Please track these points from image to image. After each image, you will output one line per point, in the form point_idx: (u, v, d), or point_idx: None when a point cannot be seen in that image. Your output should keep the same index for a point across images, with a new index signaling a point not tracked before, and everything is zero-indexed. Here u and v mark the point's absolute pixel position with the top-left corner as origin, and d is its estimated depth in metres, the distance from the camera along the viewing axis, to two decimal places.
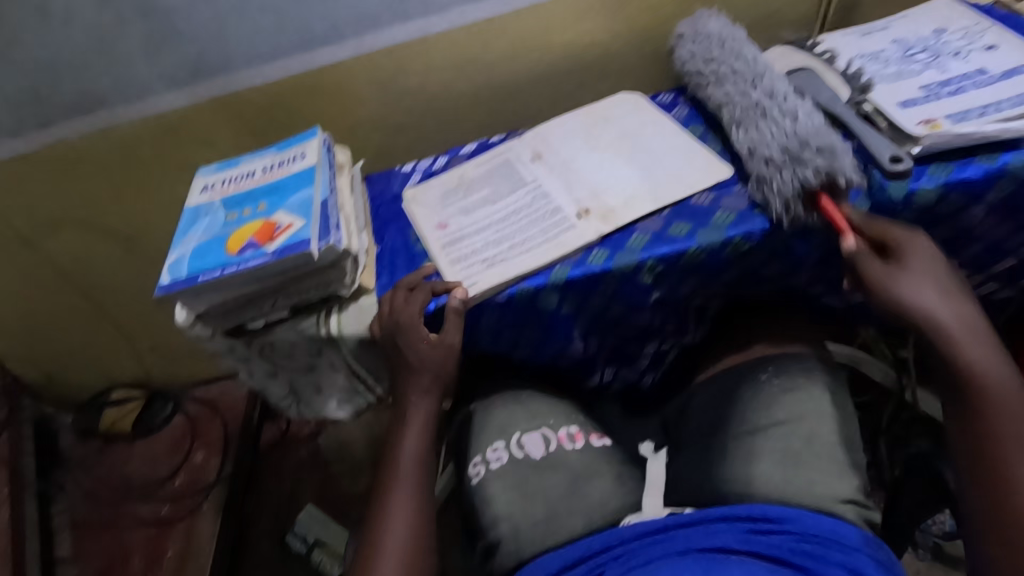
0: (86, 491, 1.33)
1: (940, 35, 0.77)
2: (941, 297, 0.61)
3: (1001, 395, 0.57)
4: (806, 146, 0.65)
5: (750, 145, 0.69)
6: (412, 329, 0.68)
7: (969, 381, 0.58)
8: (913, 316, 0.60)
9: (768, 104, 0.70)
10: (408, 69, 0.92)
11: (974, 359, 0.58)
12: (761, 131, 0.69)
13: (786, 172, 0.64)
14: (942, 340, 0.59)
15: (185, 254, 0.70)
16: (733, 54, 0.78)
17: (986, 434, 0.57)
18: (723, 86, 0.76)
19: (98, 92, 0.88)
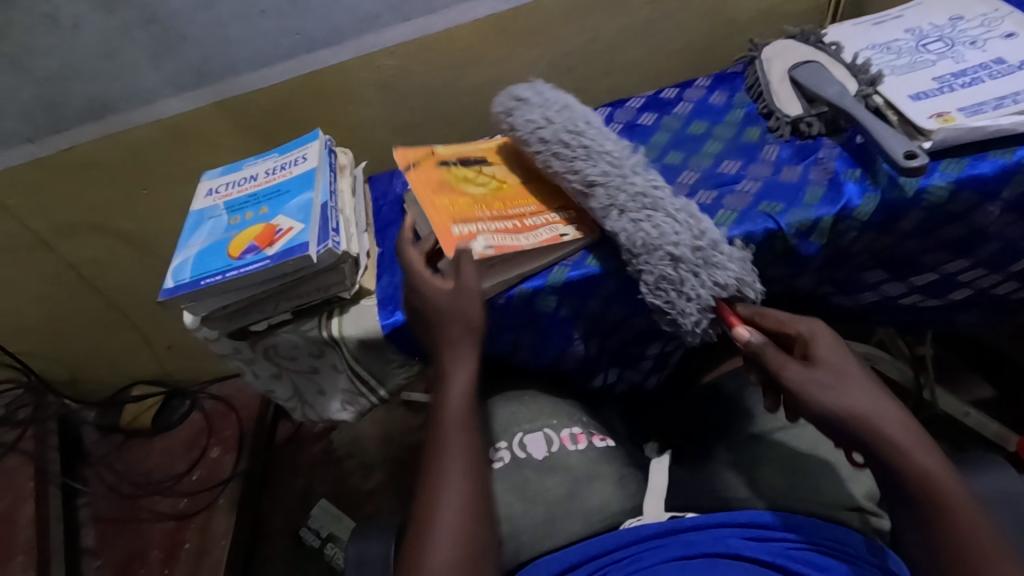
0: (108, 486, 1.37)
1: (956, 23, 0.74)
2: (851, 390, 0.55)
3: (922, 454, 0.52)
4: (715, 248, 0.62)
5: (645, 241, 0.62)
6: (426, 281, 0.65)
7: (894, 451, 0.53)
8: (831, 401, 0.55)
9: (661, 199, 0.65)
10: (410, 69, 0.92)
11: (906, 457, 0.52)
12: (656, 226, 0.63)
13: (703, 276, 0.61)
14: (864, 414, 0.54)
15: (188, 259, 0.70)
16: (593, 133, 0.69)
17: (937, 511, 0.51)
18: (593, 165, 0.66)
19: (108, 98, 0.90)
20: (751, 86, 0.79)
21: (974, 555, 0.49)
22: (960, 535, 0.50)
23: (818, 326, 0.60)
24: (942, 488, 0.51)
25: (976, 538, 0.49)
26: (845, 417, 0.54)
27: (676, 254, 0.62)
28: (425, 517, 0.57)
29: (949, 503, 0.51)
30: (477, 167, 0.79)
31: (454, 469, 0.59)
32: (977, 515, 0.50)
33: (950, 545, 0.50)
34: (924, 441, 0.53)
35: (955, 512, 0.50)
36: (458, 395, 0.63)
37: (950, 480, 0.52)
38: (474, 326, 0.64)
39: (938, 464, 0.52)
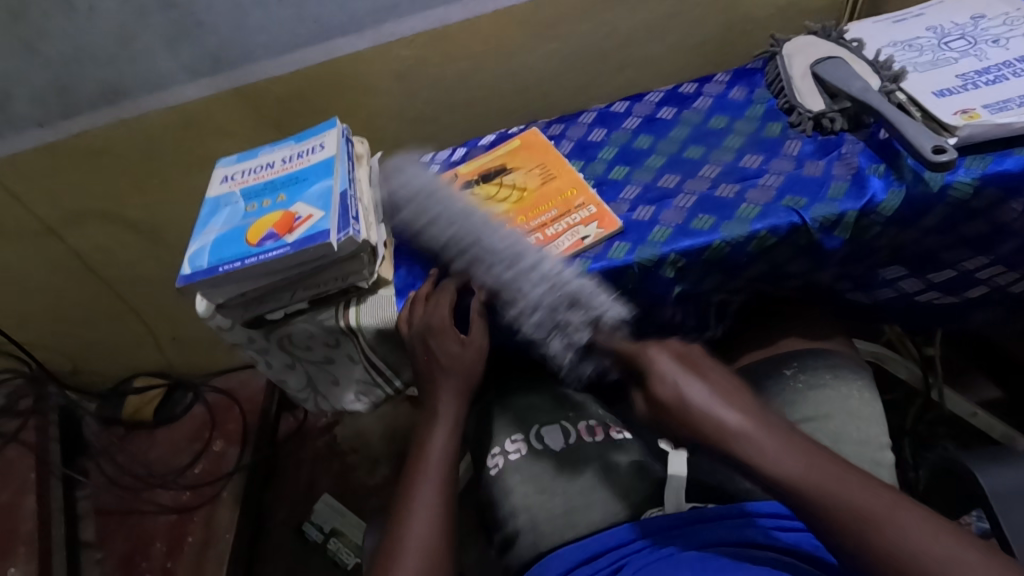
0: (109, 478, 1.35)
1: (978, 21, 0.74)
2: (718, 405, 0.52)
3: (772, 443, 0.50)
4: (557, 309, 0.65)
5: (509, 322, 0.67)
6: (443, 333, 0.68)
7: (744, 452, 0.50)
8: (679, 419, 0.53)
9: (503, 275, 0.67)
10: (427, 60, 0.92)
11: (780, 470, 0.49)
12: (509, 306, 0.67)
13: (557, 342, 0.66)
14: (711, 416, 0.52)
15: (205, 245, 0.69)
16: (427, 213, 0.74)
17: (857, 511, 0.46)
18: (450, 247, 0.72)
19: (121, 84, 0.89)
20: (772, 81, 0.79)
21: (868, 517, 0.45)
22: (843, 504, 0.46)
23: (660, 344, 0.59)
24: (805, 470, 0.48)
25: (861, 500, 0.46)
26: (694, 434, 0.53)
27: (529, 332, 0.66)
28: (393, 547, 0.59)
29: (818, 478, 0.48)
30: (497, 180, 0.79)
31: (426, 503, 0.62)
32: (894, 504, 0.46)
33: (842, 521, 0.46)
34: (776, 426, 0.51)
35: (828, 487, 0.47)
36: (444, 435, 0.67)
37: (848, 480, 0.47)
38: (471, 380, 0.70)
39: (818, 463, 0.49)
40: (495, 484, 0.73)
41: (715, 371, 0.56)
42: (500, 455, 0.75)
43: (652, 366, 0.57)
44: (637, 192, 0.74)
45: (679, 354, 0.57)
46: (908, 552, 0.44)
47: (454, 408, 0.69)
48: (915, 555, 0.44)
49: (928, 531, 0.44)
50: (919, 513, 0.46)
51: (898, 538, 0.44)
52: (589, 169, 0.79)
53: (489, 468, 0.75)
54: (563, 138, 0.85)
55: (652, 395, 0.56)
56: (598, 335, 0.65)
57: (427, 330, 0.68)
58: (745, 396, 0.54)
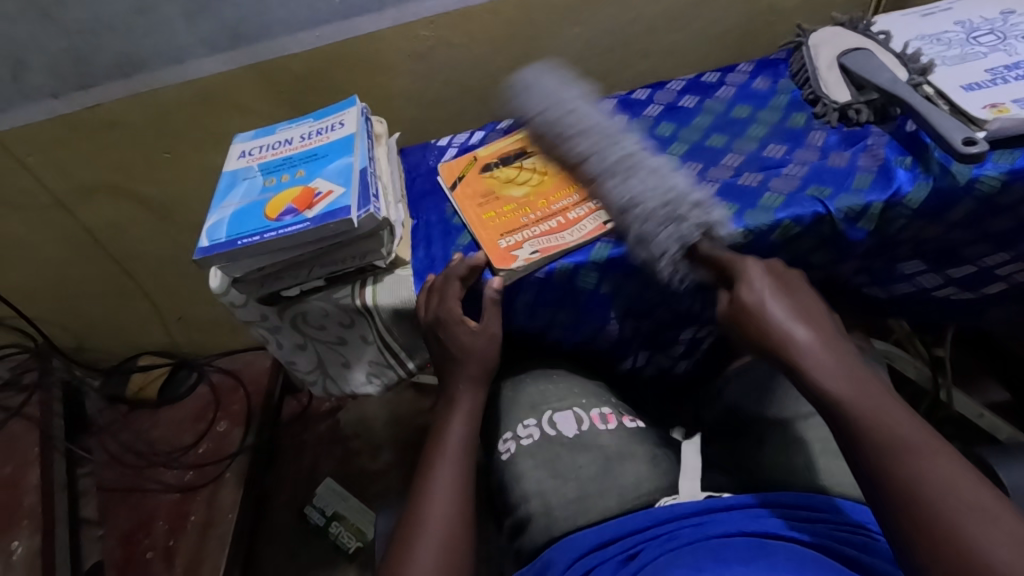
0: (111, 456, 1.35)
1: (1007, 17, 0.74)
2: (799, 320, 0.56)
3: (835, 367, 0.53)
4: (682, 203, 0.62)
5: (625, 201, 0.64)
6: (452, 322, 0.68)
7: (810, 365, 0.54)
8: (749, 326, 0.58)
9: (621, 186, 0.64)
10: (448, 41, 0.91)
11: (833, 385, 0.52)
12: (637, 183, 0.64)
13: (666, 231, 0.61)
14: (786, 328, 0.56)
15: (223, 218, 0.68)
16: (570, 116, 0.70)
17: (890, 446, 0.47)
18: (579, 142, 0.69)
19: (139, 55, 0.88)
20: (797, 72, 0.79)
21: (912, 446, 0.47)
22: (886, 429, 0.48)
23: (759, 259, 0.61)
24: (856, 394, 0.51)
25: (908, 429, 0.48)
26: (764, 339, 0.56)
27: (642, 213, 0.62)
28: (412, 520, 0.60)
29: (874, 404, 0.50)
30: (517, 164, 0.79)
31: (443, 482, 0.63)
32: (942, 458, 0.46)
33: (877, 444, 0.48)
34: (847, 354, 0.54)
35: (877, 410, 0.50)
36: (462, 418, 0.69)
37: (904, 424, 0.49)
38: (489, 366, 0.71)
39: (884, 403, 0.50)
40: (506, 469, 0.73)
41: (802, 295, 0.59)
42: (512, 440, 0.74)
43: (739, 275, 0.59)
44: None
45: (772, 268, 0.60)
46: (926, 485, 0.45)
47: (472, 394, 0.70)
48: (938, 499, 0.44)
49: (955, 471, 0.46)
50: (956, 459, 0.46)
51: (923, 469, 0.46)
52: None
53: (500, 453, 0.75)
54: None
55: (732, 301, 0.59)
56: (706, 241, 0.62)
57: (439, 320, 0.68)
58: (823, 320, 0.57)
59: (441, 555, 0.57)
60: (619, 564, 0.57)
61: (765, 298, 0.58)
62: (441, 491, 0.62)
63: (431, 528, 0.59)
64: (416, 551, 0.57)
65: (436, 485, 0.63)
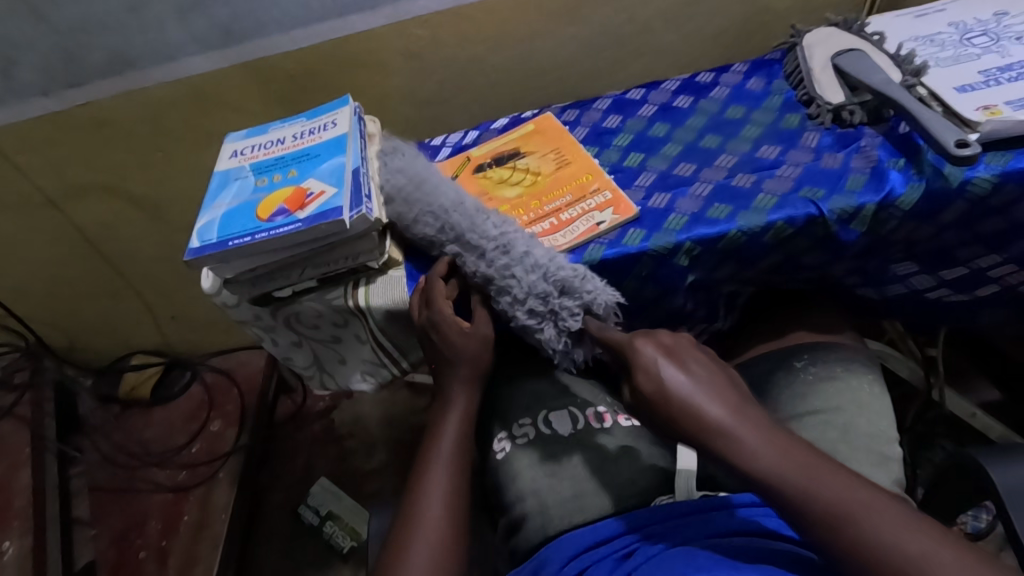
0: (104, 456, 1.34)
1: (1000, 18, 0.74)
2: (710, 393, 0.51)
3: (755, 437, 0.49)
4: (551, 296, 0.64)
5: (501, 297, 0.66)
6: (446, 323, 0.68)
7: (729, 446, 0.49)
8: (665, 410, 0.52)
9: (491, 269, 0.65)
10: (442, 40, 0.90)
11: (763, 464, 0.48)
12: (504, 283, 0.65)
13: (546, 327, 0.65)
14: (696, 408, 0.50)
15: (215, 219, 0.68)
16: (428, 196, 0.70)
17: (843, 518, 0.45)
18: (431, 224, 0.69)
19: (130, 53, 0.87)
20: (791, 72, 0.78)
21: (847, 510, 0.45)
22: (825, 500, 0.46)
23: (646, 334, 0.56)
24: (786, 465, 0.48)
25: (840, 495, 0.46)
26: (679, 424, 0.51)
27: (522, 312, 0.65)
28: (406, 522, 0.60)
29: (803, 473, 0.47)
30: (511, 164, 0.78)
31: (438, 482, 0.63)
32: (871, 505, 0.46)
33: (824, 516, 0.46)
34: (760, 419, 0.50)
35: (809, 481, 0.47)
36: (456, 419, 0.69)
37: (828, 485, 0.47)
38: (483, 367, 0.71)
39: (802, 473, 0.47)
40: (501, 469, 0.73)
41: (698, 354, 0.55)
42: (507, 439, 0.74)
43: (636, 350, 0.55)
44: (653, 179, 0.73)
45: (665, 338, 0.55)
46: (890, 555, 0.43)
47: (466, 395, 0.70)
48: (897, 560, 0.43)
49: (903, 527, 0.44)
50: (896, 509, 0.45)
51: (880, 536, 0.44)
52: (603, 156, 0.78)
53: (495, 453, 0.75)
54: (577, 124, 0.84)
55: (636, 385, 0.54)
56: (589, 323, 0.64)
57: (433, 321, 0.68)
58: (732, 383, 0.53)
59: (435, 558, 0.57)
60: (614, 564, 0.57)
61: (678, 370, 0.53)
62: (436, 492, 0.62)
63: (425, 530, 0.59)
64: (410, 554, 0.57)
65: (430, 486, 0.63)
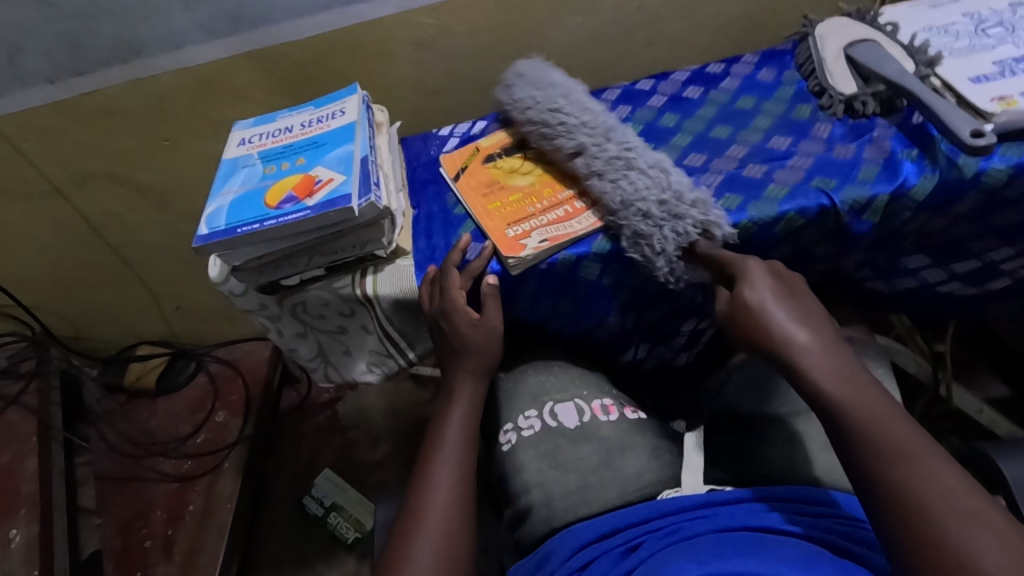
0: (110, 446, 1.34)
1: (1016, 9, 0.73)
2: (797, 321, 0.55)
3: (836, 364, 0.52)
4: (681, 199, 0.64)
5: (621, 196, 0.64)
6: (455, 313, 0.68)
7: (806, 362, 0.53)
8: (749, 327, 0.56)
9: (617, 177, 0.66)
10: (451, 30, 0.90)
11: (834, 388, 0.51)
12: (632, 181, 0.65)
13: (667, 229, 0.63)
14: (782, 329, 0.55)
15: (223, 206, 0.67)
16: (555, 115, 0.71)
17: (891, 447, 0.47)
18: (572, 137, 0.69)
19: (137, 40, 0.87)
20: (803, 63, 0.78)
21: (901, 449, 0.47)
22: (888, 433, 0.48)
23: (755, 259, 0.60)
24: (853, 389, 0.51)
25: (903, 433, 0.48)
26: (756, 337, 0.56)
27: (643, 210, 0.63)
28: (411, 517, 0.60)
29: (871, 410, 0.49)
30: (521, 154, 0.78)
31: (441, 478, 0.62)
32: (931, 454, 0.46)
33: (876, 449, 0.48)
34: (842, 357, 0.53)
35: (876, 413, 0.49)
36: (461, 413, 0.68)
37: (900, 423, 0.48)
38: (490, 360, 0.70)
39: (884, 407, 0.49)
40: (506, 460, 0.73)
41: (790, 290, 0.58)
42: (513, 431, 0.74)
43: (737, 281, 0.59)
44: None
45: (773, 270, 0.59)
46: (921, 497, 0.45)
47: (470, 388, 0.70)
48: (929, 498, 0.44)
49: (951, 478, 0.45)
50: (949, 466, 0.46)
51: (917, 477, 0.45)
52: None
53: (501, 444, 0.74)
54: None
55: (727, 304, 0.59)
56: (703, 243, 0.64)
57: (443, 310, 0.68)
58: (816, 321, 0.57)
59: (439, 554, 0.56)
60: (620, 555, 0.57)
61: (760, 304, 0.56)
62: (439, 488, 0.62)
63: (429, 526, 0.58)
64: (414, 550, 0.57)
65: (434, 482, 0.62)
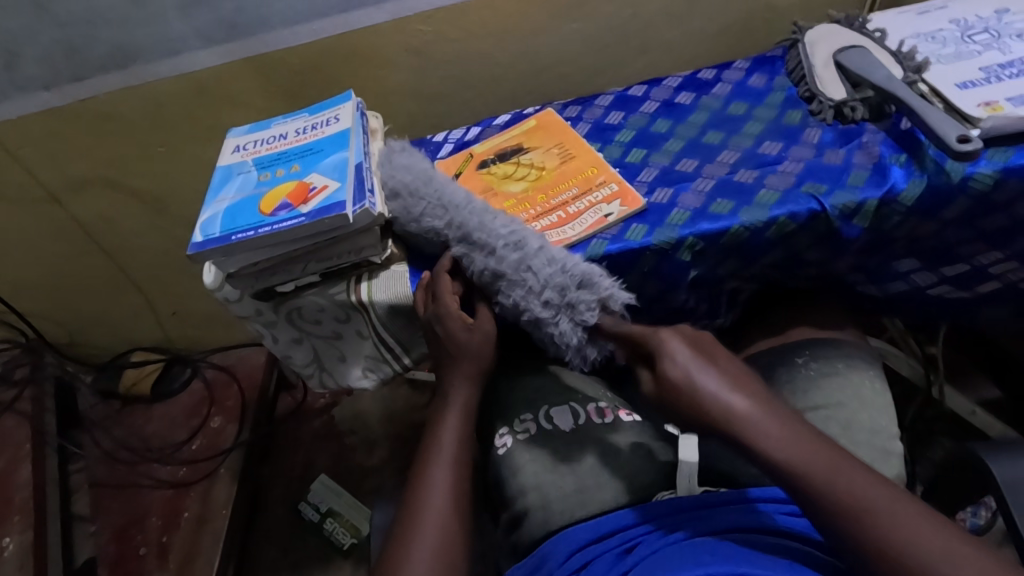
0: (105, 452, 1.34)
1: (1001, 16, 0.74)
2: (732, 386, 0.55)
3: (776, 427, 0.52)
4: (567, 290, 0.65)
5: (515, 302, 0.66)
6: (451, 318, 0.68)
7: (749, 434, 0.52)
8: (686, 400, 0.55)
9: (504, 269, 0.65)
10: (446, 36, 0.90)
11: (775, 454, 0.51)
12: (513, 288, 0.65)
13: (563, 324, 0.65)
14: (719, 398, 0.54)
15: (218, 213, 0.68)
16: (425, 210, 0.70)
17: (855, 503, 0.47)
18: (446, 233, 0.69)
19: (133, 47, 0.87)
20: (793, 69, 0.79)
21: (865, 504, 0.47)
22: (845, 494, 0.48)
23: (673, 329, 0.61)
24: (796, 453, 0.51)
25: (857, 488, 0.48)
26: (701, 416, 0.54)
27: (535, 313, 0.65)
28: (408, 521, 0.60)
29: (822, 465, 0.49)
30: (515, 159, 0.79)
31: (439, 481, 0.63)
32: (892, 500, 0.47)
33: (838, 508, 0.48)
34: (776, 425, 0.52)
35: (827, 474, 0.49)
36: (456, 417, 0.68)
37: (853, 473, 0.49)
38: (485, 364, 0.71)
39: (820, 463, 0.50)
40: (503, 463, 0.73)
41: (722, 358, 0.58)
42: (508, 434, 0.75)
43: (664, 351, 0.58)
44: (655, 174, 0.73)
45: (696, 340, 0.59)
46: (902, 546, 0.45)
47: (465, 392, 0.70)
48: (906, 546, 0.45)
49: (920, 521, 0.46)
50: (914, 509, 0.47)
51: (890, 529, 0.46)
52: (606, 152, 0.78)
53: (497, 448, 0.75)
54: (580, 120, 0.84)
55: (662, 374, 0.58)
56: (604, 319, 0.66)
57: (438, 316, 0.69)
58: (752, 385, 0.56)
59: (437, 558, 0.57)
60: (616, 557, 0.58)
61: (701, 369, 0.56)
62: (435, 493, 0.62)
63: (425, 530, 0.59)
64: (411, 555, 0.57)
65: (430, 487, 0.62)
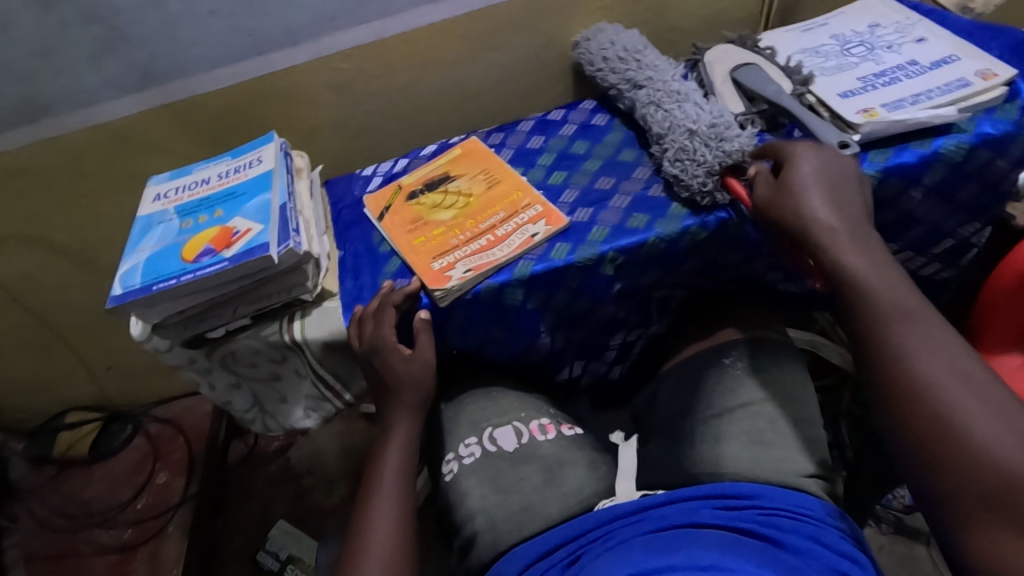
0: (40, 522, 1.26)
1: (874, 30, 0.81)
2: (828, 200, 0.61)
3: (853, 240, 0.60)
4: (729, 128, 0.72)
5: (673, 123, 0.74)
6: (388, 350, 0.68)
7: (827, 238, 0.60)
8: (781, 202, 0.63)
9: (682, 105, 0.76)
10: (367, 72, 0.92)
11: (848, 260, 0.59)
12: (684, 112, 0.75)
13: (710, 146, 0.70)
14: (808, 205, 0.61)
15: (138, 263, 0.66)
16: (637, 59, 0.84)
17: (887, 315, 0.56)
18: (645, 72, 0.82)
19: (40, 100, 0.85)
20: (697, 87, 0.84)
21: (899, 313, 0.56)
22: (890, 300, 0.57)
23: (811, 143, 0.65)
24: (873, 266, 0.58)
25: (906, 301, 0.56)
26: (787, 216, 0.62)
27: (692, 131, 0.72)
28: (357, 557, 0.60)
29: (881, 279, 0.57)
30: (442, 189, 0.80)
31: (384, 514, 0.63)
32: (932, 321, 0.55)
33: (882, 312, 0.56)
34: (864, 236, 0.60)
35: (885, 286, 0.57)
36: (399, 445, 0.69)
37: (909, 293, 0.57)
38: (425, 392, 0.71)
39: (887, 281, 0.57)
40: (450, 490, 0.73)
41: (843, 172, 0.63)
42: (454, 460, 0.75)
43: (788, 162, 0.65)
44: (576, 195, 0.76)
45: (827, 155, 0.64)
46: (911, 352, 0.54)
47: (407, 424, 0.70)
48: (917, 354, 0.54)
49: (947, 343, 0.54)
50: (945, 335, 0.54)
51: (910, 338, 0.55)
52: (529, 175, 0.81)
53: (444, 475, 0.75)
54: (503, 146, 0.87)
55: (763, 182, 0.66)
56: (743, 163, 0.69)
57: (375, 349, 0.69)
58: (854, 206, 0.62)
59: None
60: (560, 570, 0.59)
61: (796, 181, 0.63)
62: (382, 526, 0.62)
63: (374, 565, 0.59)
64: None
65: (379, 520, 0.63)
